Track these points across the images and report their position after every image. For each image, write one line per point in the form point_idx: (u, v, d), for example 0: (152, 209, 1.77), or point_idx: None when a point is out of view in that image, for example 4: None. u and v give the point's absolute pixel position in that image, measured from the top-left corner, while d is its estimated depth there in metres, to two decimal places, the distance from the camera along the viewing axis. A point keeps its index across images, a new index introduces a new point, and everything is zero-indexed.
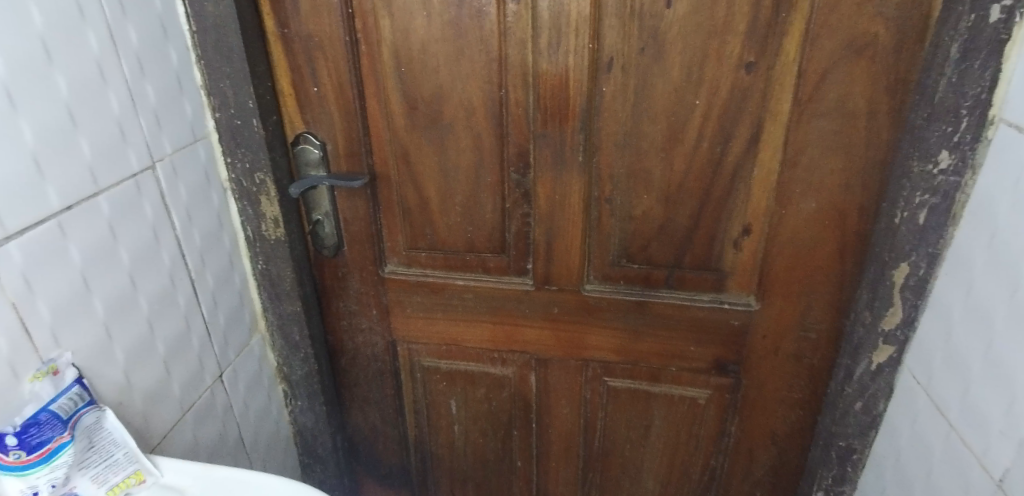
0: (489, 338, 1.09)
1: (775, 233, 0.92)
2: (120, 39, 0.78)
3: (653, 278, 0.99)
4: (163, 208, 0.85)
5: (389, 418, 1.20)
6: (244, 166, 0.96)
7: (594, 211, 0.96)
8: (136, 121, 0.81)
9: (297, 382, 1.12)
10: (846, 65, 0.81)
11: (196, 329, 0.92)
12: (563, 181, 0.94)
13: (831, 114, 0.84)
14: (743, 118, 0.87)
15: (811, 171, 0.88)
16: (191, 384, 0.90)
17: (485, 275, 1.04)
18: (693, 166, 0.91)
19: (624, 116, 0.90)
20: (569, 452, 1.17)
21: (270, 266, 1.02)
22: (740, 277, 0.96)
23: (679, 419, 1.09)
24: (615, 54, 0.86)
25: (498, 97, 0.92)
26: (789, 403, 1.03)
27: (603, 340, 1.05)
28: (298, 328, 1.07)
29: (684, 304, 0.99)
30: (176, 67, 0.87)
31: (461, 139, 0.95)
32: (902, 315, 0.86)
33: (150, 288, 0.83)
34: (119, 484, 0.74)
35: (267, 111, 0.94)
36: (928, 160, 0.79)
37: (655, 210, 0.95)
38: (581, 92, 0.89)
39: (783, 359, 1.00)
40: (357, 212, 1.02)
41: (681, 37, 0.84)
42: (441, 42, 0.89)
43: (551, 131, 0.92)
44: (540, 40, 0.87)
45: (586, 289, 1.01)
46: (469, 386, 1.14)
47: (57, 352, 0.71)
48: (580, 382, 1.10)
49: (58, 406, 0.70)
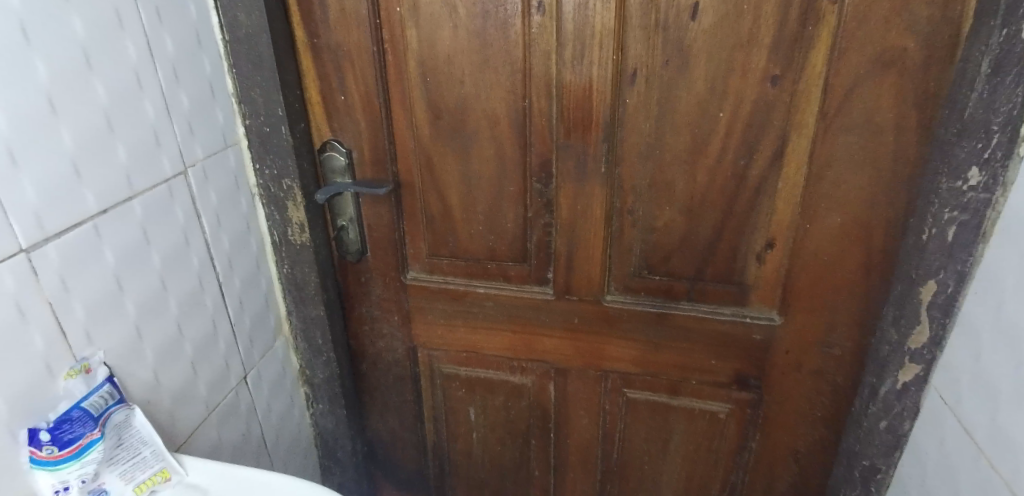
0: (509, 347, 1.09)
1: (799, 247, 0.91)
2: (157, 47, 0.81)
3: (674, 290, 0.99)
4: (194, 212, 0.87)
5: (408, 424, 1.21)
6: (272, 172, 0.98)
7: (616, 221, 0.96)
8: (170, 127, 0.83)
9: (318, 385, 1.14)
10: (873, 78, 0.81)
11: (222, 330, 0.94)
12: (584, 191, 0.95)
13: (858, 129, 0.83)
14: (768, 131, 0.86)
15: (836, 185, 0.87)
16: (216, 386, 0.92)
17: (506, 284, 1.04)
18: (716, 178, 0.90)
19: (647, 128, 0.90)
20: (587, 463, 1.16)
21: (295, 270, 1.04)
22: (763, 291, 0.95)
23: (699, 433, 1.08)
24: (640, 65, 0.86)
25: (522, 107, 0.92)
26: (811, 421, 1.01)
27: (623, 351, 1.04)
28: (321, 332, 1.09)
29: (705, 317, 0.98)
30: (209, 74, 0.90)
31: (484, 149, 0.96)
32: (929, 334, 0.84)
33: (180, 291, 0.86)
34: (145, 481, 0.76)
35: (296, 119, 0.96)
36: (958, 176, 0.78)
37: (677, 222, 0.94)
38: (604, 103, 0.89)
39: (806, 375, 0.98)
40: (380, 219, 1.03)
41: (706, 50, 0.84)
42: (466, 52, 0.90)
43: (574, 141, 0.92)
44: (564, 52, 0.87)
45: (607, 300, 1.01)
46: (488, 393, 1.15)
47: (90, 351, 0.73)
48: (598, 393, 1.09)
49: (89, 404, 0.72)
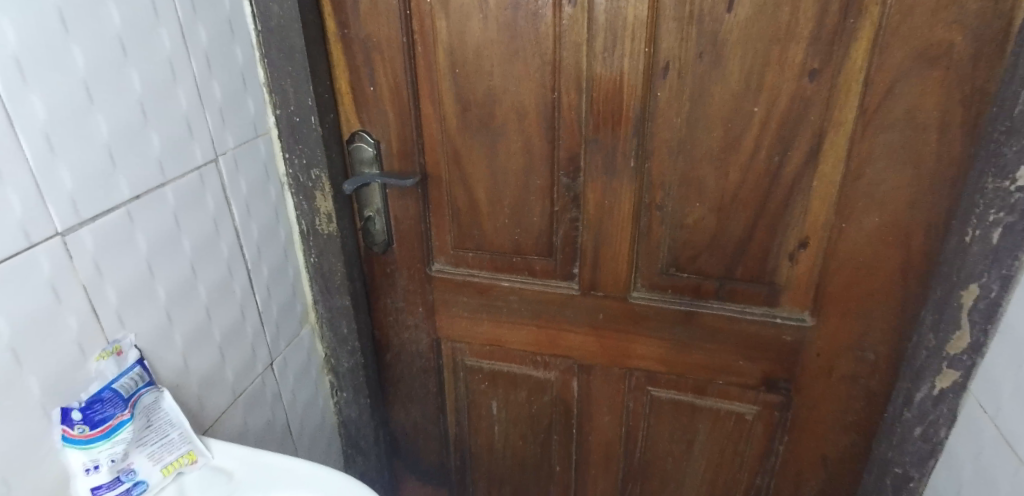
0: (534, 341, 1.08)
1: (834, 247, 0.88)
2: (191, 37, 0.82)
3: (702, 289, 0.97)
4: (224, 200, 0.89)
5: (430, 415, 1.19)
6: (301, 161, 0.98)
7: (644, 218, 0.95)
8: (202, 115, 0.84)
9: (343, 374, 1.13)
10: (918, 74, 0.78)
11: (250, 317, 0.94)
12: (613, 187, 0.93)
13: (899, 126, 0.81)
14: (805, 128, 0.84)
15: (875, 185, 0.84)
16: (244, 371, 0.93)
17: (531, 279, 1.03)
18: (749, 174, 0.88)
19: (678, 123, 0.88)
20: (610, 461, 1.13)
21: (322, 260, 1.04)
22: (796, 292, 0.93)
23: (725, 435, 1.05)
24: (672, 58, 0.85)
25: (551, 101, 0.92)
26: (842, 427, 0.99)
27: (648, 349, 1.03)
28: (346, 322, 1.08)
29: (733, 316, 0.96)
30: (241, 64, 0.91)
31: (512, 142, 0.95)
32: (969, 339, 0.81)
33: (209, 277, 0.87)
34: (173, 463, 0.76)
35: (325, 109, 0.96)
36: (1005, 176, 0.75)
37: (707, 219, 0.92)
38: (635, 97, 0.88)
39: (837, 379, 0.96)
40: (406, 211, 1.03)
41: (741, 42, 0.82)
42: (496, 45, 0.90)
43: (603, 136, 0.91)
44: (595, 44, 0.86)
45: (633, 297, 1.00)
46: (510, 387, 1.13)
47: (122, 333, 0.74)
48: (623, 390, 1.07)
49: (120, 385, 0.73)
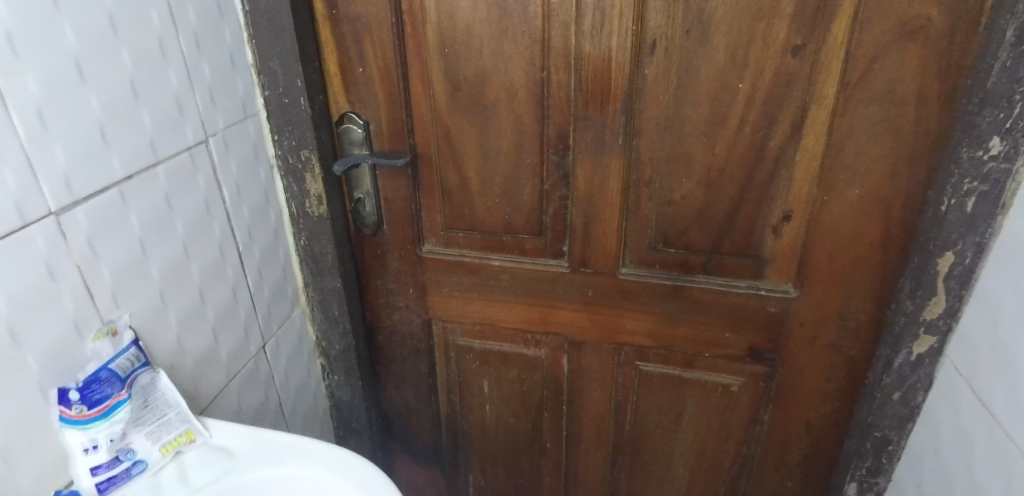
0: (525, 319, 1.08)
1: (816, 219, 0.92)
2: (179, 15, 0.81)
3: (689, 264, 0.99)
4: (214, 180, 0.88)
5: (423, 395, 1.19)
6: (291, 143, 0.98)
7: (633, 194, 0.97)
8: (191, 95, 0.84)
9: (335, 357, 1.12)
10: (895, 49, 0.81)
11: (243, 299, 0.94)
12: (603, 164, 0.95)
13: (878, 100, 0.84)
14: (788, 102, 0.87)
15: (856, 157, 0.87)
16: (237, 354, 0.92)
17: (522, 257, 1.04)
18: (734, 148, 0.91)
19: (666, 99, 0.90)
20: (601, 435, 1.15)
21: (312, 243, 1.04)
22: (780, 263, 0.96)
23: (713, 406, 1.08)
24: (660, 36, 0.87)
25: (541, 79, 0.93)
26: (825, 394, 1.02)
27: (638, 324, 1.04)
28: (338, 304, 1.08)
29: (721, 289, 0.99)
30: (230, 44, 0.90)
31: (503, 121, 0.96)
32: (945, 305, 0.86)
33: (201, 259, 0.86)
34: (171, 442, 0.76)
35: (314, 90, 0.96)
36: (979, 146, 0.79)
37: (694, 194, 0.95)
38: (623, 75, 0.90)
39: (820, 347, 0.99)
40: (397, 192, 1.03)
41: (727, 20, 0.84)
42: (486, 23, 0.91)
43: (592, 113, 0.93)
44: (584, 22, 0.88)
45: (622, 272, 1.02)
46: (502, 366, 1.13)
47: (116, 313, 0.73)
48: (613, 365, 1.09)
49: (117, 365, 0.72)
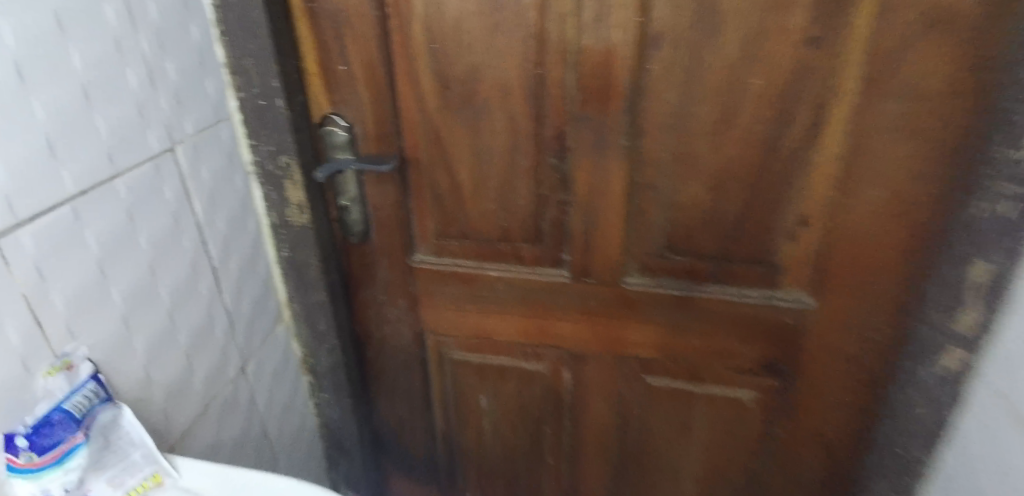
0: (524, 332, 1.01)
1: (836, 224, 0.85)
2: (139, 12, 0.74)
3: (699, 272, 0.92)
4: (184, 192, 0.81)
5: (416, 410, 1.12)
6: (269, 148, 0.90)
7: (637, 198, 0.90)
8: (154, 99, 0.76)
9: (322, 374, 1.05)
10: (923, 40, 0.74)
11: (219, 318, 0.87)
12: (604, 167, 0.88)
13: (904, 96, 0.77)
14: (805, 99, 0.80)
15: (879, 158, 0.80)
16: (214, 378, 0.86)
17: (519, 266, 0.97)
18: (747, 148, 0.84)
19: (673, 97, 0.83)
20: (604, 450, 1.09)
21: (295, 254, 0.96)
22: (796, 271, 0.89)
23: (724, 421, 1.02)
24: (665, 28, 0.80)
25: (537, 76, 0.86)
26: (845, 409, 0.95)
27: (644, 336, 0.98)
28: (324, 318, 1.00)
29: (733, 299, 0.92)
30: (198, 42, 0.83)
31: (496, 121, 0.89)
32: (976, 316, 0.79)
33: (171, 279, 0.79)
34: (136, 487, 0.69)
35: (293, 91, 0.88)
36: (1012, 145, 0.73)
37: (703, 199, 0.88)
38: (626, 70, 0.82)
39: (840, 361, 0.92)
40: (384, 198, 0.96)
41: (739, 10, 0.77)
42: (476, 16, 0.83)
43: (593, 113, 0.86)
44: (583, 14, 0.80)
45: (627, 282, 0.95)
46: (500, 380, 1.07)
47: (72, 346, 0.67)
48: (617, 379, 1.02)
49: (72, 405, 0.65)
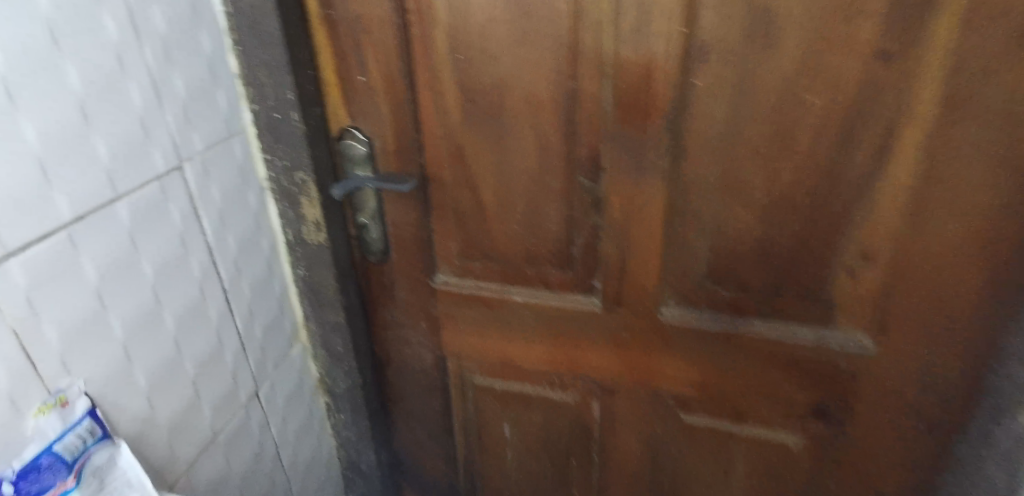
0: (550, 361, 0.95)
1: (902, 262, 0.75)
2: (143, 23, 0.70)
3: (743, 307, 0.84)
4: (192, 212, 0.77)
5: (437, 435, 1.08)
6: (284, 163, 0.86)
7: (677, 224, 0.82)
8: (160, 115, 0.72)
9: (339, 395, 1.01)
10: (1016, 58, 0.64)
11: (230, 342, 0.83)
12: (641, 190, 0.81)
13: (989, 120, 0.67)
14: (872, 122, 0.70)
15: (957, 189, 0.71)
16: (223, 405, 0.82)
17: (547, 292, 0.91)
18: (802, 174, 0.75)
19: (721, 115, 0.75)
20: (634, 487, 1.02)
21: (311, 273, 0.92)
22: (853, 311, 0.80)
23: (766, 466, 0.94)
24: (714, 40, 0.71)
25: (570, 90, 0.78)
26: (902, 462, 0.86)
27: (680, 372, 0.90)
28: (341, 340, 0.96)
29: (780, 338, 0.84)
30: (209, 53, 0.78)
31: (524, 138, 0.82)
32: None
33: (177, 304, 0.75)
34: None
35: (309, 103, 0.83)
36: None
37: (750, 228, 0.80)
38: (668, 86, 0.74)
39: (899, 410, 0.83)
40: (405, 216, 0.90)
41: (798, 20, 0.68)
42: (504, 25, 0.76)
43: (630, 131, 0.78)
44: (622, 23, 0.73)
45: (663, 314, 0.87)
46: (525, 409, 1.01)
47: (67, 381, 0.64)
48: (650, 415, 0.95)
49: (63, 447, 0.62)
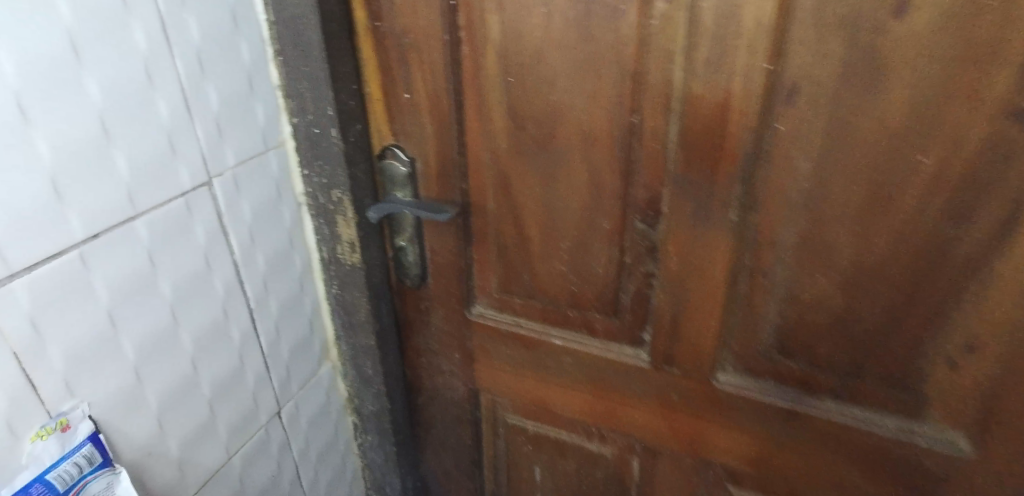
0: (588, 410, 0.87)
1: (1014, 361, 0.62)
2: (176, 33, 0.66)
3: (812, 384, 0.73)
4: (219, 229, 0.74)
5: (465, 467, 1.02)
6: (321, 179, 0.81)
7: (743, 284, 0.72)
8: (190, 129, 0.69)
9: (367, 417, 0.97)
10: None
11: (251, 362, 0.80)
12: (703, 242, 0.71)
13: None
14: (995, 194, 0.58)
15: None
16: (240, 426, 0.80)
17: (590, 338, 0.83)
18: (898, 246, 0.63)
19: (806, 168, 0.63)
20: None
21: (344, 293, 0.88)
22: (947, 408, 0.68)
23: None
24: (805, 81, 0.60)
25: (630, 125, 0.69)
26: None
27: (732, 443, 0.80)
28: (371, 363, 0.92)
29: (853, 425, 0.72)
30: (248, 63, 0.74)
31: (576, 173, 0.74)
32: None
33: (197, 324, 0.73)
34: None
35: (350, 119, 0.78)
36: None
37: (828, 299, 0.68)
38: (745, 129, 0.64)
39: None
40: (444, 243, 0.84)
41: (912, 64, 0.56)
42: (562, 48, 0.68)
43: (695, 177, 0.68)
44: (696, 54, 0.63)
45: (717, 379, 0.77)
46: (558, 455, 0.94)
47: (70, 404, 0.62)
48: (694, 482, 0.86)
49: (56, 475, 0.60)
